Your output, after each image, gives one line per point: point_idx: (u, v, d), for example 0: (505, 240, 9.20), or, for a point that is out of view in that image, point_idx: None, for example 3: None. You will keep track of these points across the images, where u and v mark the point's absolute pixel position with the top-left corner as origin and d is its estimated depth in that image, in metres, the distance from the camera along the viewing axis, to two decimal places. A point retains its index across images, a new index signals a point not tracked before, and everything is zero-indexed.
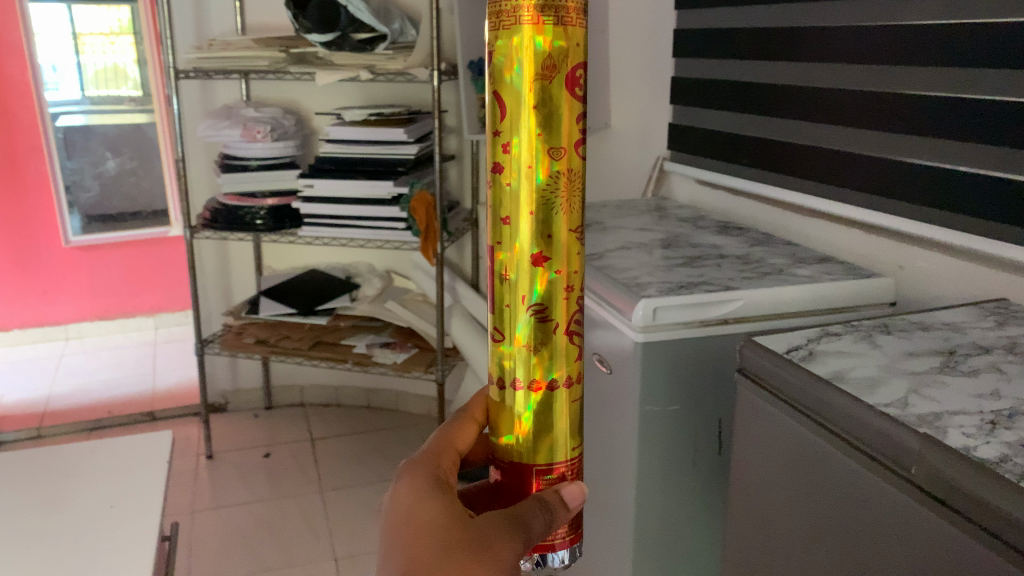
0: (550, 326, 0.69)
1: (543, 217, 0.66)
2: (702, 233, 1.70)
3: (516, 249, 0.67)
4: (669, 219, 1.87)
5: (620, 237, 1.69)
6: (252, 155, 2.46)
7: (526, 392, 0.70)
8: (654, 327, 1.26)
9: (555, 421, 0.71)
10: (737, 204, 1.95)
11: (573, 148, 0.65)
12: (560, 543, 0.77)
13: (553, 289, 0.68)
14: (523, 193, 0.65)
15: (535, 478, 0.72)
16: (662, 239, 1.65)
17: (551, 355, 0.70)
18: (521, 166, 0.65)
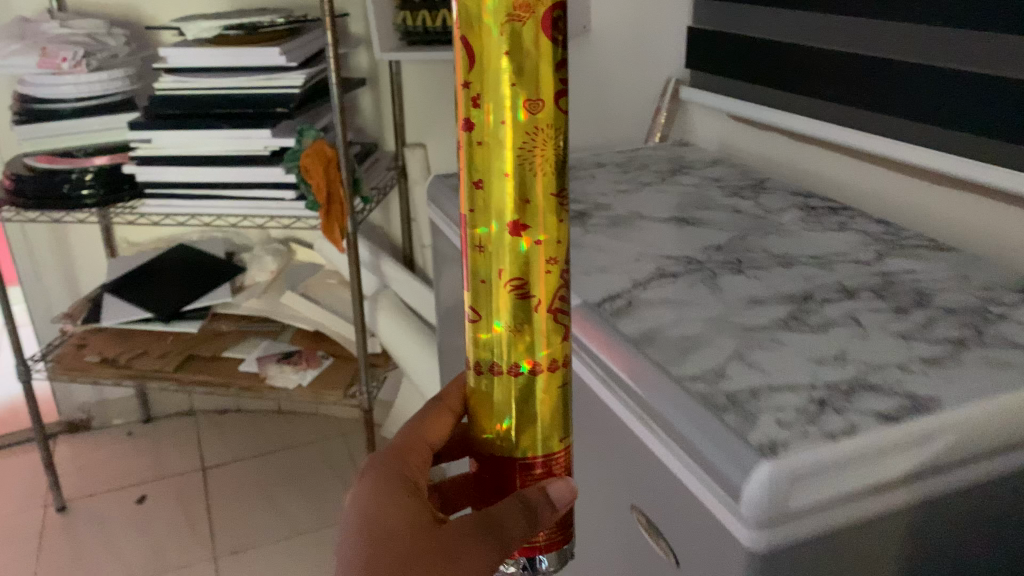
0: (530, 302, 0.58)
1: (519, 178, 0.55)
2: (779, 227, 1.01)
3: (491, 217, 0.57)
4: (711, 189, 1.16)
5: (649, 241, 0.98)
6: (61, 97, 1.64)
7: (506, 376, 0.60)
8: (785, 518, 0.59)
9: (541, 411, 0.61)
10: (803, 158, 1.25)
11: (553, 101, 0.54)
12: (545, 546, 0.65)
13: (537, 266, 0.58)
14: (499, 150, 0.55)
15: (517, 474, 0.62)
16: (720, 247, 0.95)
17: (533, 336, 0.59)
18: (499, 121, 0.54)
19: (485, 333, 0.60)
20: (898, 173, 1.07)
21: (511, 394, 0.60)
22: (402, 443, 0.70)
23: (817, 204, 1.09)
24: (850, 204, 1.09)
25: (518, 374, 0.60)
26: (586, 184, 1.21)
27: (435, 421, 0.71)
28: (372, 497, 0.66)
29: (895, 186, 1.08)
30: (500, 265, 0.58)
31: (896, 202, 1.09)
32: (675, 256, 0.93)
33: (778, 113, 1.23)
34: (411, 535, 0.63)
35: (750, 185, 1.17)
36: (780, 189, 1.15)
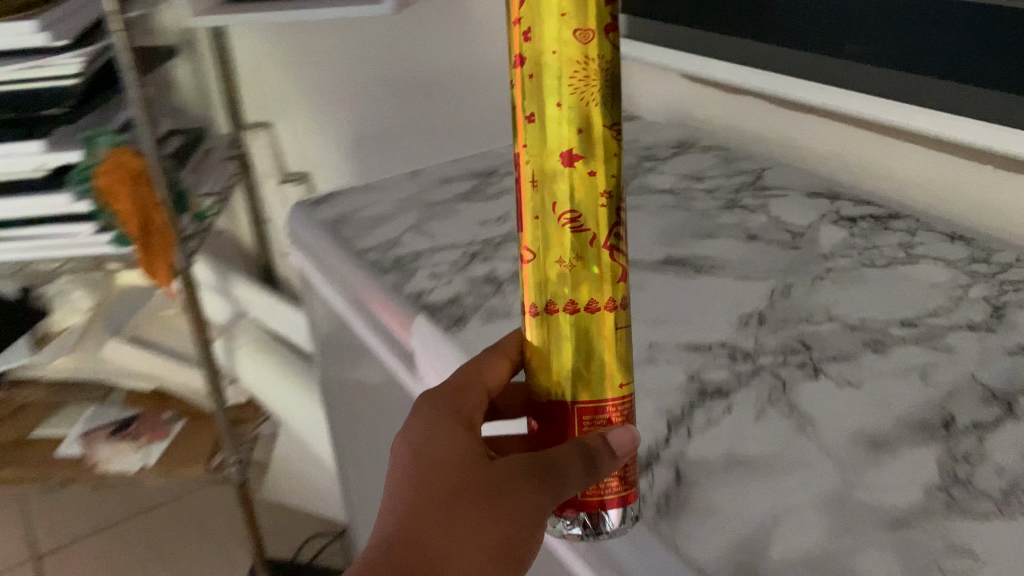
0: (584, 237, 0.43)
1: (583, 91, 0.41)
2: (828, 269, 0.69)
3: (538, 140, 0.42)
4: (699, 199, 0.82)
5: (653, 316, 0.64)
6: None
7: (557, 324, 0.44)
8: None
9: (599, 357, 0.45)
10: (796, 141, 0.92)
11: (606, 15, 0.40)
12: (612, 499, 0.45)
13: (602, 195, 0.42)
14: (559, 66, 0.40)
15: (574, 425, 0.46)
16: (766, 320, 0.62)
17: (591, 278, 0.43)
18: (553, 27, 0.40)
19: (538, 279, 0.44)
20: (956, 161, 0.76)
21: (563, 349, 0.45)
22: (457, 378, 0.51)
23: (856, 215, 0.77)
24: (896, 211, 0.78)
25: (574, 319, 0.44)
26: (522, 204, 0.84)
27: (489, 366, 0.50)
28: (407, 440, 0.48)
29: (950, 181, 0.77)
30: (559, 197, 0.42)
31: (950, 203, 0.78)
32: (709, 350, 0.59)
33: (770, 79, 0.88)
34: (460, 476, 0.45)
35: (749, 185, 0.84)
36: (793, 191, 0.83)
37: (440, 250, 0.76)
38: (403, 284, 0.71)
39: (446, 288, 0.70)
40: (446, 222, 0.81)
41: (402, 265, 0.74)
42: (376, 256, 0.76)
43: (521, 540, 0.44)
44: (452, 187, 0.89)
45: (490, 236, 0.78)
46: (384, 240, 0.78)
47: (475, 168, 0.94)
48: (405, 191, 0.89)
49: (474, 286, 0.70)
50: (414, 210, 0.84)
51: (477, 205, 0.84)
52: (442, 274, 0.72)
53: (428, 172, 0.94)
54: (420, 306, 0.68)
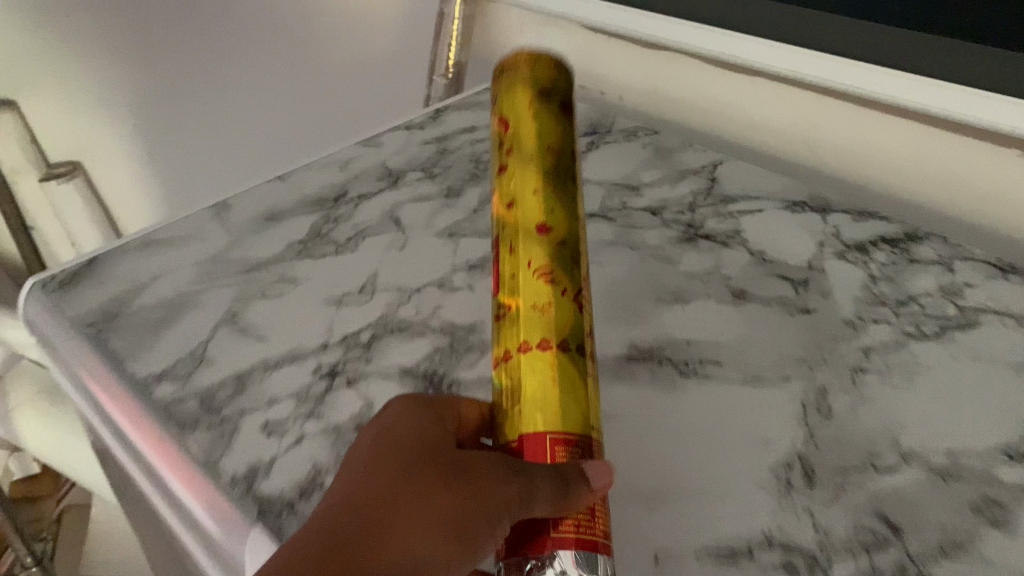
0: (557, 286, 0.39)
1: (543, 158, 0.43)
2: (866, 353, 0.47)
3: (516, 211, 0.42)
4: (645, 228, 0.58)
5: (642, 486, 0.40)
6: None
7: (524, 359, 0.38)
8: None
9: (571, 406, 0.37)
10: (753, 120, 0.67)
11: (569, 160, 0.45)
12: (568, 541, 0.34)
13: (568, 250, 0.41)
14: (555, 199, 0.42)
15: (539, 458, 0.36)
16: (816, 476, 0.40)
17: (560, 333, 0.38)
18: (535, 154, 0.44)
19: (510, 330, 0.39)
20: (991, 154, 0.54)
21: (532, 397, 0.37)
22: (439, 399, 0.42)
23: (864, 241, 0.56)
24: (913, 228, 0.57)
25: (546, 371, 0.37)
26: (392, 257, 0.56)
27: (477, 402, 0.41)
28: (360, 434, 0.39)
29: (983, 178, 0.55)
30: (528, 247, 0.40)
31: (982, 208, 0.56)
32: (752, 563, 0.36)
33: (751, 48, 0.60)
34: (416, 458, 0.36)
35: (707, 198, 0.61)
36: (767, 204, 0.60)
37: (277, 370, 0.48)
38: (222, 457, 0.43)
39: (295, 461, 0.43)
40: (280, 306, 0.53)
41: (216, 410, 0.46)
42: (171, 395, 0.47)
43: (468, 551, 0.34)
44: (280, 229, 0.60)
45: (352, 330, 0.50)
46: (183, 356, 0.49)
47: (311, 190, 0.64)
48: (208, 244, 0.59)
49: (341, 449, 0.43)
50: (227, 286, 0.55)
51: (324, 265, 0.56)
52: (286, 426, 0.44)
53: (240, 200, 0.63)
54: (256, 505, 0.41)
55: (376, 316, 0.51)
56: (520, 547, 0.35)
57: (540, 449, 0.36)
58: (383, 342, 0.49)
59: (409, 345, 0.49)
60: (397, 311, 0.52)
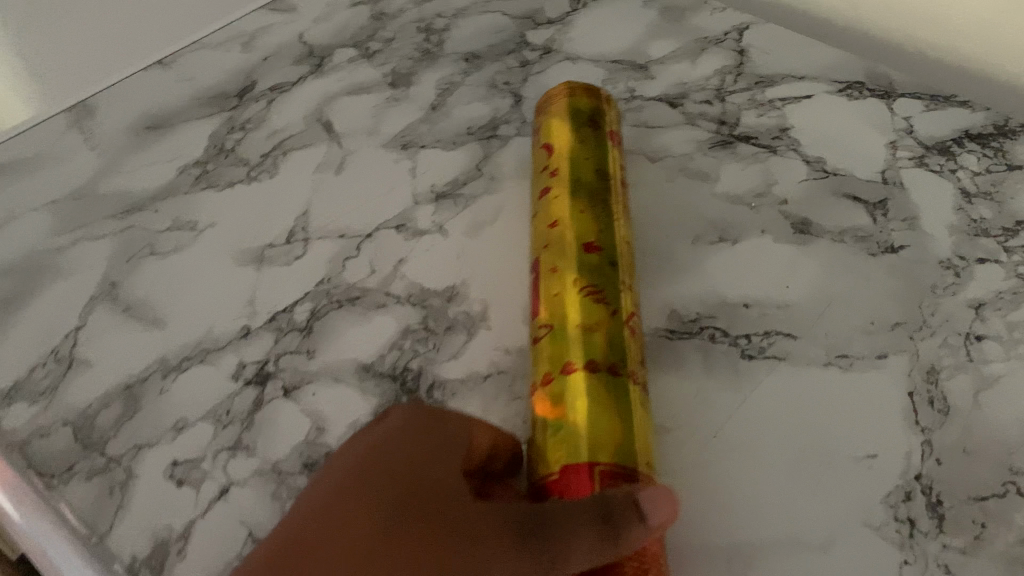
0: (602, 311, 0.31)
1: (577, 154, 0.36)
2: (978, 311, 0.35)
3: (559, 230, 0.34)
4: (664, 128, 0.44)
5: (718, 542, 0.29)
6: None
7: (562, 382, 0.29)
8: None
9: (615, 428, 0.28)
10: None
11: (622, 189, 0.37)
12: None
13: (611, 277, 0.32)
14: (606, 226, 0.34)
15: (586, 491, 0.26)
16: (946, 510, 0.30)
17: (608, 368, 0.29)
18: (581, 168, 0.36)
19: (544, 351, 0.31)
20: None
21: (566, 423, 0.28)
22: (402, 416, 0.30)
23: (947, 139, 0.43)
24: (1004, 117, 0.44)
25: (592, 385, 0.29)
26: (328, 184, 0.41)
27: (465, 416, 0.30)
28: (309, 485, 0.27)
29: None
30: (562, 259, 0.33)
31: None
32: None
33: None
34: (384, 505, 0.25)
35: (737, 82, 0.46)
36: (816, 88, 0.46)
37: (183, 376, 0.34)
38: (112, 528, 0.30)
39: (222, 527, 0.30)
40: (179, 269, 0.38)
41: (98, 447, 0.32)
42: (30, 424, 0.33)
43: None
44: (169, 146, 0.43)
45: (284, 306, 0.36)
46: (45, 359, 0.35)
47: (205, 81, 0.47)
48: (67, 173, 0.42)
49: (286, 505, 0.30)
50: (99, 239, 0.39)
51: (235, 200, 0.41)
52: (203, 470, 0.31)
53: (108, 101, 0.46)
54: None
55: (315, 281, 0.37)
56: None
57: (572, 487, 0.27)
58: (330, 322, 0.36)
59: (367, 328, 0.35)
60: (344, 272, 0.37)
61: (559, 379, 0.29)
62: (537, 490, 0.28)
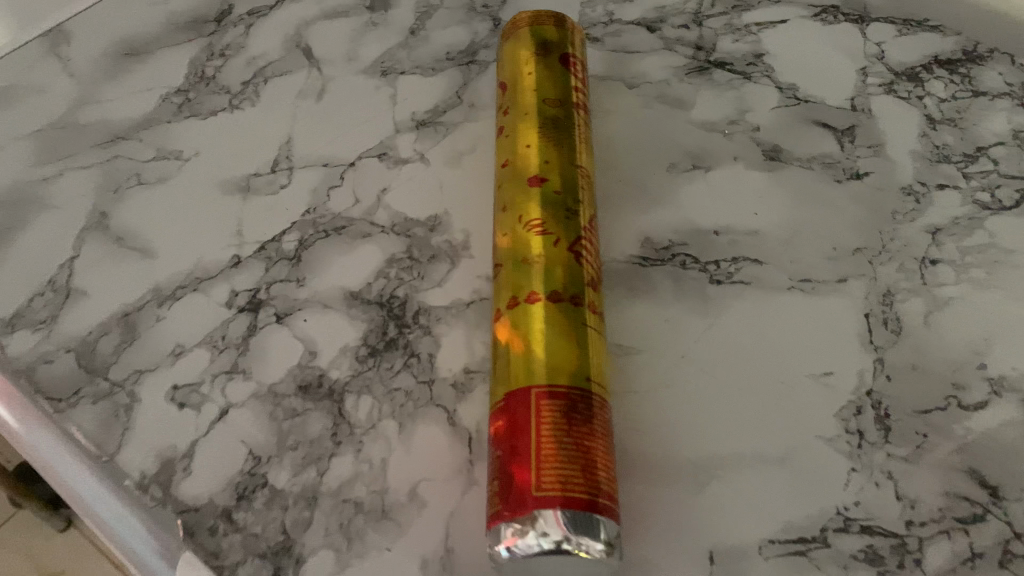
0: (552, 245, 0.32)
1: (537, 84, 0.37)
2: (935, 236, 0.37)
3: (515, 165, 0.35)
4: (642, 54, 0.44)
5: (684, 454, 0.32)
6: None
7: (515, 316, 0.31)
8: None
9: (568, 353, 0.30)
10: None
11: (581, 115, 0.37)
12: (562, 498, 0.26)
13: (563, 209, 0.33)
14: (561, 157, 0.35)
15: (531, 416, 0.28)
16: (893, 422, 0.32)
17: (556, 301, 0.31)
18: (537, 100, 0.36)
19: (502, 287, 0.32)
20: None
21: (522, 351, 0.30)
22: None
23: (917, 65, 0.44)
24: (973, 43, 0.45)
25: (541, 318, 0.30)
26: (309, 112, 0.42)
27: None
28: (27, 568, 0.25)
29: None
30: (518, 192, 0.34)
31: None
32: (831, 553, 0.29)
33: None
34: None
35: (714, 6, 0.47)
36: (791, 13, 0.46)
37: (177, 305, 0.35)
38: (120, 448, 0.32)
39: (224, 447, 0.32)
40: (167, 199, 0.39)
41: (101, 373, 0.34)
42: (33, 351, 0.34)
43: None
44: (148, 74, 0.44)
45: (272, 235, 0.38)
46: (41, 288, 0.36)
47: (180, 5, 0.47)
48: (47, 102, 0.43)
49: (283, 425, 0.32)
50: (85, 169, 0.40)
51: (218, 129, 0.41)
52: (202, 393, 0.33)
53: (83, 26, 0.46)
54: (179, 519, 0.30)
55: (300, 211, 0.38)
56: (498, 511, 0.27)
57: (524, 408, 0.29)
58: (317, 252, 0.37)
59: (354, 256, 0.37)
60: (329, 201, 0.39)
61: (513, 313, 0.31)
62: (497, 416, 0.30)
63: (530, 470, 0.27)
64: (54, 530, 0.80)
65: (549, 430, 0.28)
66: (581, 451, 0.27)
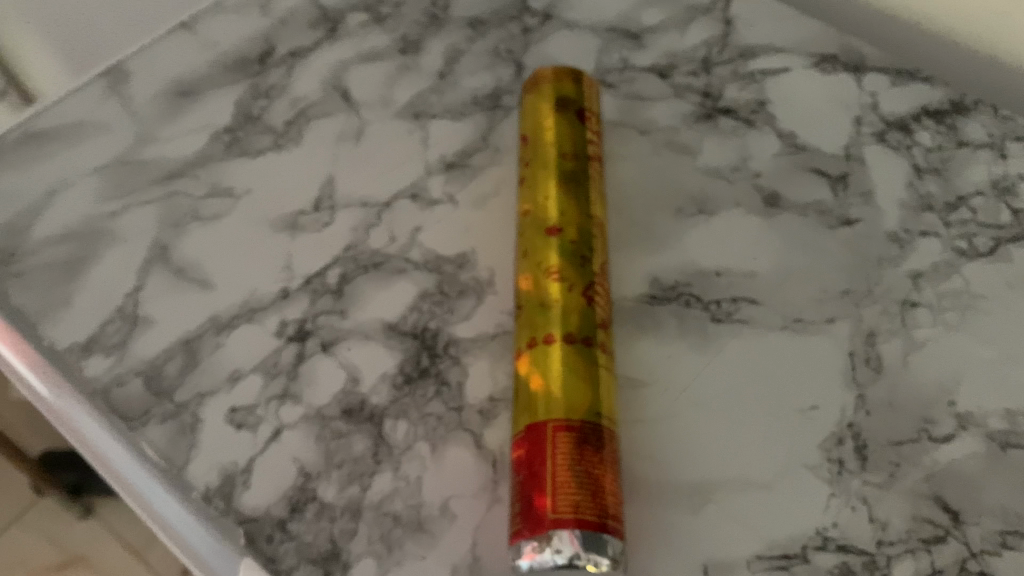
0: (568, 291, 0.36)
1: (556, 140, 0.41)
2: (915, 280, 0.41)
3: (535, 216, 0.39)
4: (652, 101, 0.48)
5: (684, 477, 0.36)
6: None
7: (535, 355, 0.35)
8: None
9: (581, 391, 0.34)
10: None
11: (594, 170, 0.41)
12: (575, 518, 0.30)
13: (578, 258, 0.37)
14: (575, 209, 0.39)
15: (548, 445, 0.33)
16: (870, 452, 0.36)
17: (571, 342, 0.35)
18: (555, 155, 0.41)
19: (523, 326, 0.37)
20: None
21: (541, 388, 0.34)
22: None
23: (906, 115, 0.47)
24: (960, 93, 0.48)
25: (557, 357, 0.35)
26: (349, 153, 0.46)
27: None
28: None
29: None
30: (538, 242, 0.38)
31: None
32: (811, 568, 0.34)
33: None
34: None
35: (722, 53, 0.50)
36: (792, 61, 0.50)
37: (233, 333, 0.40)
38: (188, 462, 0.36)
39: (277, 463, 0.36)
40: (222, 234, 0.43)
41: (168, 395, 0.38)
42: (107, 374, 0.39)
43: None
44: (200, 113, 0.49)
45: (316, 269, 0.42)
46: (112, 316, 0.40)
47: (228, 46, 0.52)
48: (110, 140, 0.47)
49: (330, 444, 0.36)
50: (147, 205, 0.44)
51: (264, 165, 0.46)
52: (258, 415, 0.37)
53: (141, 67, 0.51)
54: (241, 529, 0.34)
55: (341, 248, 0.43)
56: (519, 529, 0.31)
57: (543, 439, 0.33)
58: (357, 286, 0.41)
59: (390, 291, 0.41)
60: (368, 238, 0.43)
61: (533, 352, 0.35)
62: (516, 443, 0.34)
63: (548, 495, 0.31)
64: (80, 513, 0.91)
65: (565, 460, 0.32)
66: (593, 479, 0.32)
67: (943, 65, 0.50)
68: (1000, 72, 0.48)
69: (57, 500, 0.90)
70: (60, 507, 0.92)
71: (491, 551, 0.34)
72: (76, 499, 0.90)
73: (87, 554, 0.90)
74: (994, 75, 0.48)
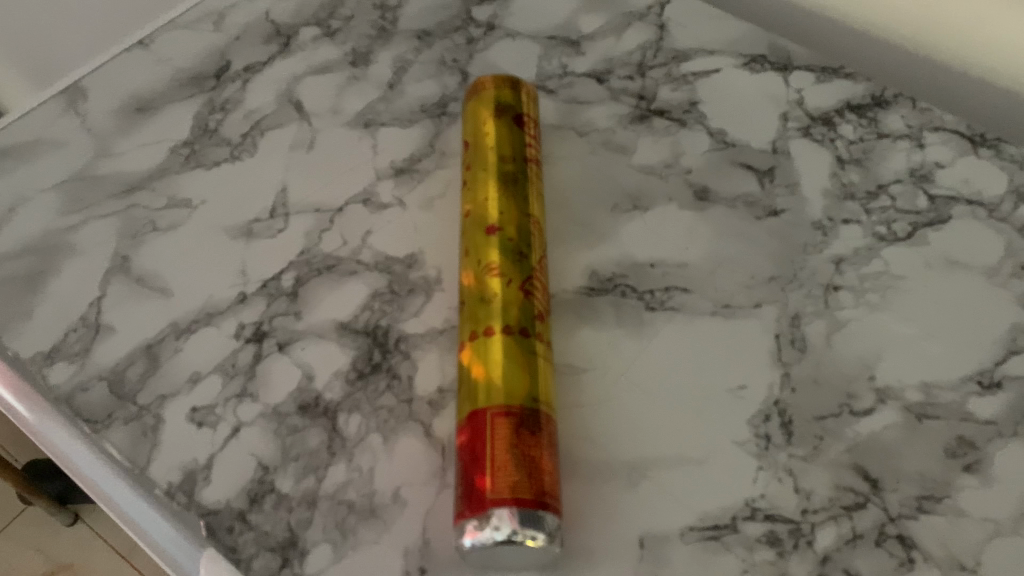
0: (508, 286, 0.39)
1: (495, 145, 0.43)
2: (838, 265, 0.44)
3: (478, 217, 0.41)
4: (590, 104, 0.51)
5: (622, 458, 0.38)
6: None
7: (478, 346, 0.37)
8: None
9: (521, 379, 0.36)
10: None
11: (532, 173, 0.44)
12: (511, 499, 0.32)
13: (517, 257, 0.40)
14: (516, 209, 0.41)
15: (490, 429, 0.35)
16: (795, 426, 0.39)
17: (512, 333, 0.37)
18: (496, 159, 0.43)
19: (467, 319, 0.39)
20: None
21: (482, 376, 0.36)
22: None
23: (831, 110, 0.50)
24: (882, 87, 0.51)
25: (499, 346, 0.37)
26: (301, 161, 0.48)
27: None
28: None
29: (968, 18, 0.47)
30: (479, 241, 0.40)
31: (964, 56, 0.48)
32: (739, 538, 0.36)
33: None
34: None
35: (657, 56, 0.53)
36: (723, 62, 0.53)
37: (192, 337, 0.42)
38: (150, 462, 0.38)
39: (236, 458, 0.38)
40: (180, 242, 0.45)
41: (130, 398, 0.40)
42: (71, 381, 0.40)
43: None
44: (158, 128, 0.50)
45: (272, 274, 0.44)
46: (75, 325, 0.42)
47: (182, 62, 0.54)
48: (69, 157, 0.49)
49: (286, 439, 0.38)
50: (107, 217, 0.46)
51: (220, 177, 0.48)
52: (217, 414, 0.39)
53: (98, 84, 0.53)
54: (202, 521, 0.36)
55: (296, 252, 0.45)
56: (463, 510, 0.33)
57: (484, 425, 0.35)
58: (311, 288, 0.43)
59: (342, 292, 0.43)
60: (320, 243, 0.45)
61: (478, 344, 0.37)
62: (460, 428, 0.36)
63: (489, 476, 0.33)
64: (65, 522, 0.92)
65: (504, 443, 0.34)
66: (530, 461, 0.34)
67: (866, 63, 0.53)
68: (919, 64, 0.51)
69: (41, 512, 0.91)
70: (46, 517, 0.93)
71: (440, 534, 0.36)
72: (60, 509, 0.91)
73: (74, 562, 0.91)
74: (911, 70, 0.51)
